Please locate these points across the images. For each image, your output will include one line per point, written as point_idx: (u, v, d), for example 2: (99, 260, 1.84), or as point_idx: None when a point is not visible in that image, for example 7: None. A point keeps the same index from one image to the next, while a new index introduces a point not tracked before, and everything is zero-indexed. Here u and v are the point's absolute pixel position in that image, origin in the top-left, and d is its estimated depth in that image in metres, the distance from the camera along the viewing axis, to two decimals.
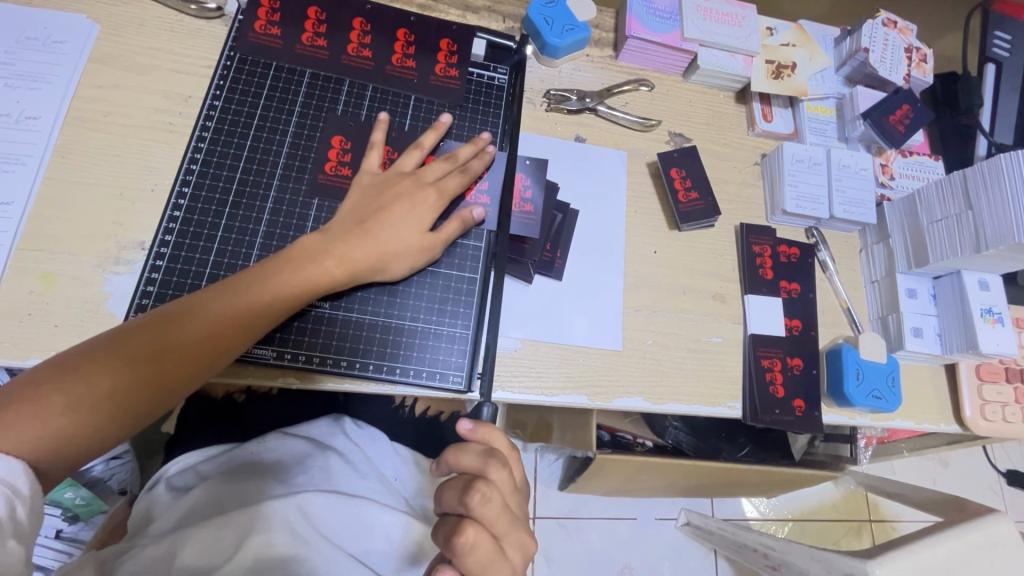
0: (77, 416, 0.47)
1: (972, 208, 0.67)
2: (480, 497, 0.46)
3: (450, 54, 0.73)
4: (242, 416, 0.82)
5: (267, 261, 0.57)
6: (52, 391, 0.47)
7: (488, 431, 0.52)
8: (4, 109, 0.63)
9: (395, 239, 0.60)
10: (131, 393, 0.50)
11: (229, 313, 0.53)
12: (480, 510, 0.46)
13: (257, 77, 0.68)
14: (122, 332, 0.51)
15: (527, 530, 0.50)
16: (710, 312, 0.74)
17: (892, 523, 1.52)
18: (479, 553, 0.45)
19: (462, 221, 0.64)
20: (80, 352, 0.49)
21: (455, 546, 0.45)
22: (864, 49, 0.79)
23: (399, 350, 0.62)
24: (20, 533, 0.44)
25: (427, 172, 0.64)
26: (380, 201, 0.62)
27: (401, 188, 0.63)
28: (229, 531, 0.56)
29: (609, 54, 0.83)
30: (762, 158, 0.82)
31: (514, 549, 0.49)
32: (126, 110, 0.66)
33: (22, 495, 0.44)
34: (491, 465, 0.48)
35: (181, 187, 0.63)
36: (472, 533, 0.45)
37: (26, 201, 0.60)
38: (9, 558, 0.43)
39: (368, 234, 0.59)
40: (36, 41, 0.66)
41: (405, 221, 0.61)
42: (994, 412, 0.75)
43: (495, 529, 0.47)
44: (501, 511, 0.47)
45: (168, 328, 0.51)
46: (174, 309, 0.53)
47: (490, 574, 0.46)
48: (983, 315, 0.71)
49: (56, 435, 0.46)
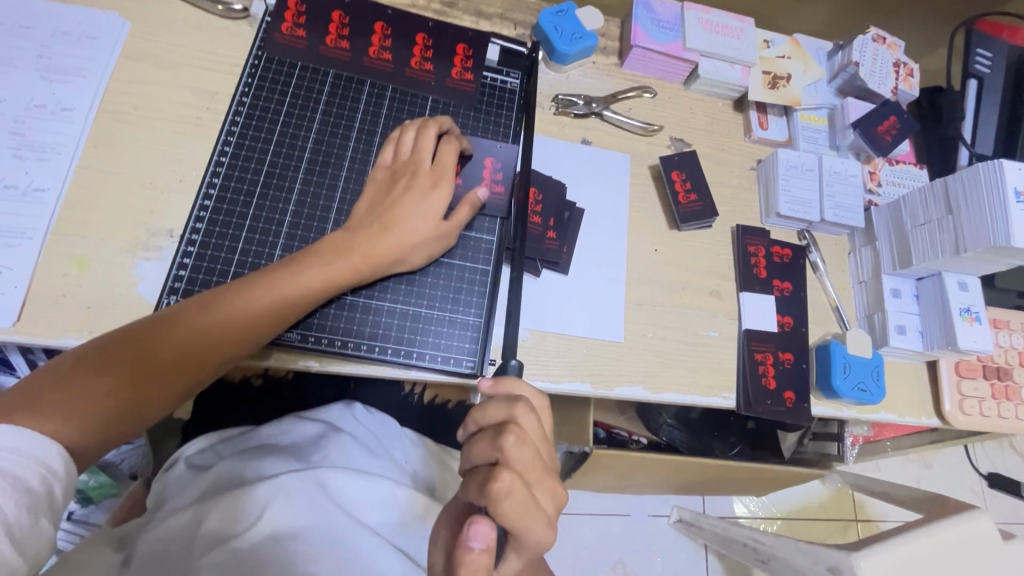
0: (120, 399, 0.51)
1: (952, 213, 0.72)
2: (514, 440, 0.50)
3: (465, 58, 0.77)
4: (255, 401, 0.85)
5: (290, 258, 0.60)
6: (97, 375, 0.50)
7: (510, 385, 0.56)
8: (39, 100, 0.66)
9: (405, 226, 0.63)
10: (167, 378, 0.53)
11: (263, 306, 0.56)
12: (514, 453, 0.50)
13: (284, 76, 0.72)
14: (151, 321, 0.54)
15: (555, 480, 0.53)
16: (707, 309, 0.78)
17: (878, 522, 1.57)
18: (515, 495, 0.48)
19: (470, 206, 0.67)
20: (119, 338, 0.52)
21: (492, 490, 0.48)
22: (854, 62, 0.84)
23: (415, 335, 0.65)
24: (52, 512, 0.46)
25: (434, 159, 0.67)
26: (392, 195, 0.64)
27: (410, 179, 0.65)
28: (251, 500, 0.59)
29: (614, 62, 0.87)
30: (757, 163, 0.87)
31: (545, 495, 0.52)
32: (156, 104, 0.69)
33: (57, 475, 0.47)
34: (520, 410, 0.52)
35: (211, 178, 0.66)
36: (507, 475, 0.48)
37: (60, 188, 0.63)
38: (39, 535, 0.46)
39: (382, 226, 0.62)
40: (71, 37, 0.69)
41: (416, 212, 0.64)
42: (972, 407, 0.79)
43: (529, 476, 0.50)
44: (532, 455, 0.51)
45: (204, 318, 0.55)
46: (209, 299, 0.56)
47: (526, 517, 0.49)
48: (962, 314, 0.76)
49: (101, 419, 0.50)
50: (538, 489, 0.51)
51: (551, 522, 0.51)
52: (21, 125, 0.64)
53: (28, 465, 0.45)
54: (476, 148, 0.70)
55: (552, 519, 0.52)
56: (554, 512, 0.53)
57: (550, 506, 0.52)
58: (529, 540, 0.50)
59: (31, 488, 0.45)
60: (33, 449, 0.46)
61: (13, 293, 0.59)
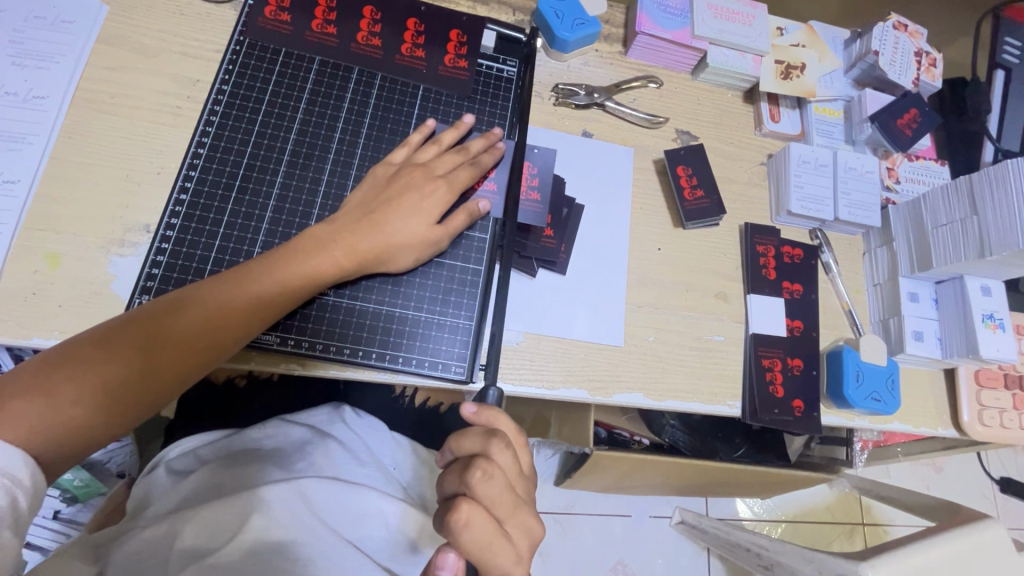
0: (89, 404, 0.47)
1: (976, 213, 0.68)
2: (480, 474, 0.47)
3: (460, 45, 0.73)
4: (241, 402, 0.83)
5: (270, 253, 0.57)
6: (64, 379, 0.47)
7: (491, 414, 0.53)
8: (11, 87, 0.63)
9: (401, 230, 0.60)
10: (140, 381, 0.50)
11: (243, 302, 0.54)
12: (480, 487, 0.47)
13: (266, 63, 0.68)
14: (122, 322, 0.50)
15: (528, 514, 0.50)
16: (712, 311, 0.74)
17: (885, 527, 1.53)
18: (477, 530, 0.45)
19: (468, 214, 0.64)
20: (88, 340, 0.49)
21: (451, 523, 0.45)
22: (874, 52, 0.79)
23: (402, 339, 0.62)
24: (16, 525, 0.42)
25: (438, 164, 0.64)
26: (388, 193, 0.61)
27: (411, 179, 0.62)
28: (230, 512, 0.56)
29: (618, 50, 0.82)
30: (768, 157, 0.82)
31: (514, 529, 0.49)
32: (134, 92, 0.66)
33: (21, 485, 0.43)
34: (493, 444, 0.50)
35: (189, 170, 0.63)
36: (468, 508, 0.46)
37: (32, 180, 0.60)
38: (1, 550, 0.41)
39: (376, 225, 0.59)
40: (45, 21, 0.66)
41: (411, 213, 0.61)
42: (992, 418, 0.75)
43: (496, 511, 0.47)
44: (501, 490, 0.48)
45: (178, 317, 0.52)
46: (184, 298, 0.53)
47: (489, 553, 0.46)
48: (984, 321, 0.71)
49: (69, 423, 0.46)
50: (508, 523, 0.49)
51: (519, 558, 0.48)
52: None
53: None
54: (471, 146, 0.67)
55: (521, 556, 0.49)
56: (526, 548, 0.50)
57: (520, 542, 0.49)
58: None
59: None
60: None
61: None
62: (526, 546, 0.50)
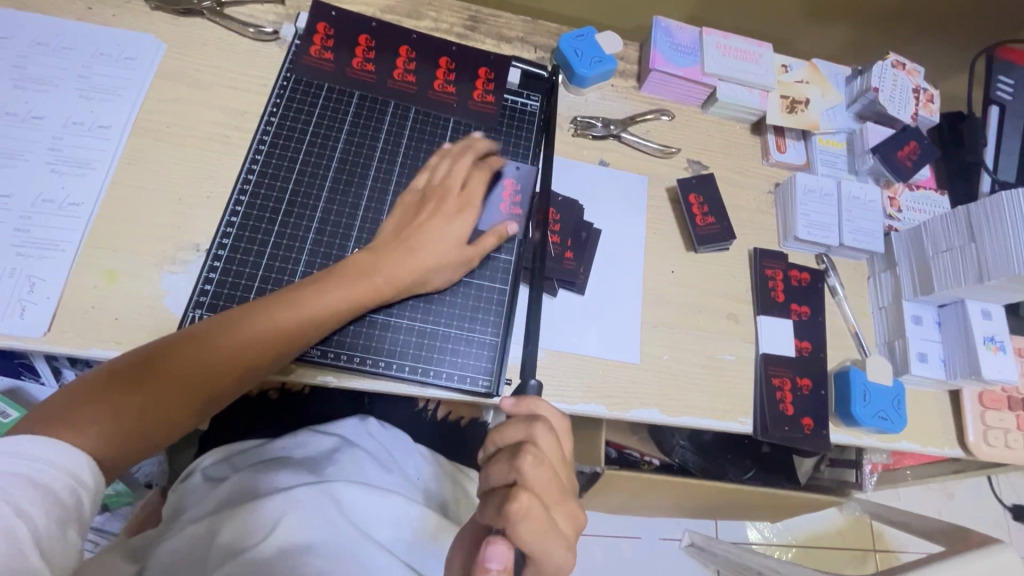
0: (146, 415, 0.51)
1: (975, 240, 0.71)
2: (532, 459, 0.50)
3: (487, 81, 0.79)
4: (271, 412, 0.86)
5: (314, 277, 0.61)
6: (125, 391, 0.51)
7: (531, 403, 0.56)
8: (78, 118, 0.68)
9: (434, 257, 0.64)
10: (192, 394, 0.54)
11: (287, 323, 0.57)
12: (531, 473, 0.49)
13: (310, 96, 0.74)
14: (177, 338, 0.54)
15: (573, 502, 0.52)
16: (723, 331, 0.77)
17: (897, 554, 1.52)
18: (534, 518, 0.47)
19: (497, 235, 0.68)
20: (146, 354, 0.53)
21: (509, 511, 0.47)
22: (874, 87, 0.84)
23: (432, 353, 0.66)
24: (80, 522, 0.45)
25: (468, 190, 0.68)
26: (424, 220, 0.66)
27: (444, 208, 0.67)
28: (266, 514, 0.60)
29: (632, 85, 0.88)
30: (775, 186, 0.87)
31: (564, 517, 0.50)
32: (188, 122, 0.71)
33: (85, 485, 0.47)
34: (539, 431, 0.53)
35: (239, 195, 0.68)
36: (525, 497, 0.47)
37: (94, 202, 0.65)
38: (67, 547, 0.44)
39: (411, 250, 0.64)
40: (110, 58, 0.72)
41: (444, 240, 0.65)
42: (997, 438, 0.78)
43: (546, 497, 0.49)
44: (550, 476, 0.50)
45: (228, 335, 0.55)
46: (234, 317, 0.56)
47: (542, 539, 0.48)
48: (985, 343, 0.74)
49: (127, 434, 0.50)
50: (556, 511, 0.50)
51: (570, 544, 0.50)
52: (60, 141, 0.67)
53: (56, 474, 0.45)
54: (499, 172, 0.71)
55: (569, 539, 0.51)
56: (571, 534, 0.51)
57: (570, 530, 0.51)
58: (546, 563, 0.49)
59: (59, 496, 0.44)
60: (60, 458, 0.46)
61: (45, 303, 0.61)
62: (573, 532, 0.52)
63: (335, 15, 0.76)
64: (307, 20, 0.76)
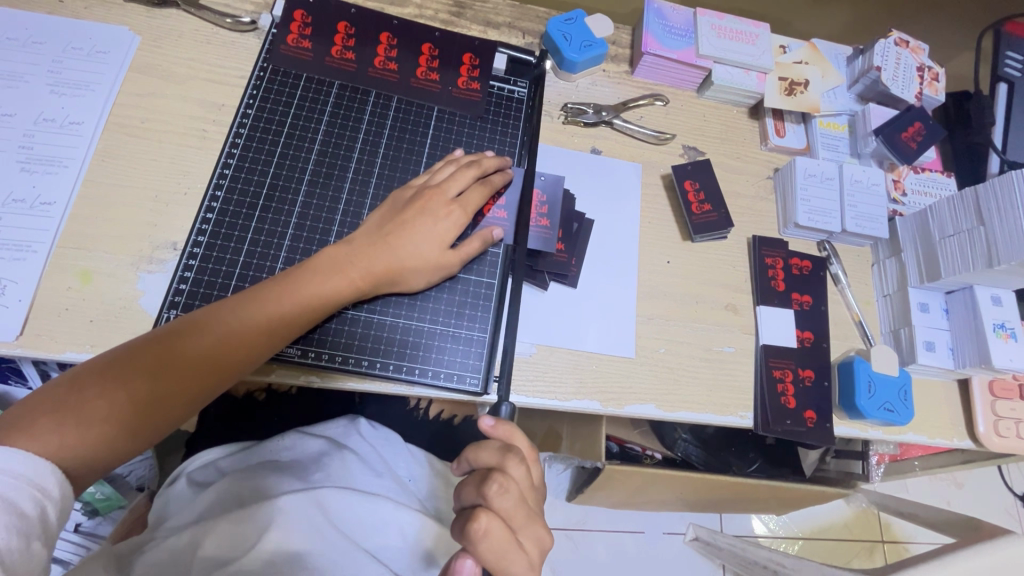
0: (114, 421, 0.49)
1: (983, 223, 0.68)
2: (497, 487, 0.48)
3: (472, 68, 0.76)
4: (261, 413, 0.85)
5: (288, 273, 0.59)
6: (92, 397, 0.49)
7: (507, 429, 0.53)
8: (49, 114, 0.66)
9: (414, 254, 0.62)
10: (162, 398, 0.51)
11: (261, 322, 0.55)
12: (495, 499, 0.47)
13: (288, 87, 0.71)
14: (147, 340, 0.53)
15: (541, 526, 0.51)
16: (722, 323, 0.75)
17: (906, 545, 1.50)
18: (493, 540, 0.46)
19: (482, 240, 0.66)
20: (114, 358, 0.51)
21: (469, 532, 0.46)
22: (876, 67, 0.81)
23: (418, 351, 0.63)
24: (46, 534, 0.44)
25: (450, 186, 0.65)
26: (405, 215, 0.63)
27: (426, 203, 0.64)
28: (251, 523, 0.58)
29: (625, 70, 0.85)
30: (774, 171, 0.84)
31: (528, 540, 0.49)
32: (163, 117, 0.69)
33: (50, 496, 0.45)
34: (509, 458, 0.50)
35: (214, 191, 0.66)
36: (486, 519, 0.46)
37: (67, 202, 0.63)
38: (30, 559, 0.43)
39: (390, 246, 0.61)
40: (81, 52, 0.70)
41: (425, 236, 0.63)
42: (1008, 428, 0.75)
43: (511, 522, 0.48)
44: (517, 502, 0.48)
45: (198, 336, 0.53)
46: (204, 317, 0.55)
47: (504, 562, 0.47)
48: (994, 330, 0.71)
49: (95, 441, 0.48)
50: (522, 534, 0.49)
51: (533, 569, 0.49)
52: (30, 138, 0.65)
53: (18, 484, 0.43)
54: (482, 161, 0.69)
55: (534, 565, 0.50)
56: (537, 557, 0.50)
57: (534, 552, 0.50)
58: None
59: (22, 509, 0.43)
60: (22, 468, 0.44)
61: (16, 306, 0.59)
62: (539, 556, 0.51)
63: (313, 3, 0.74)
64: (284, 8, 0.73)
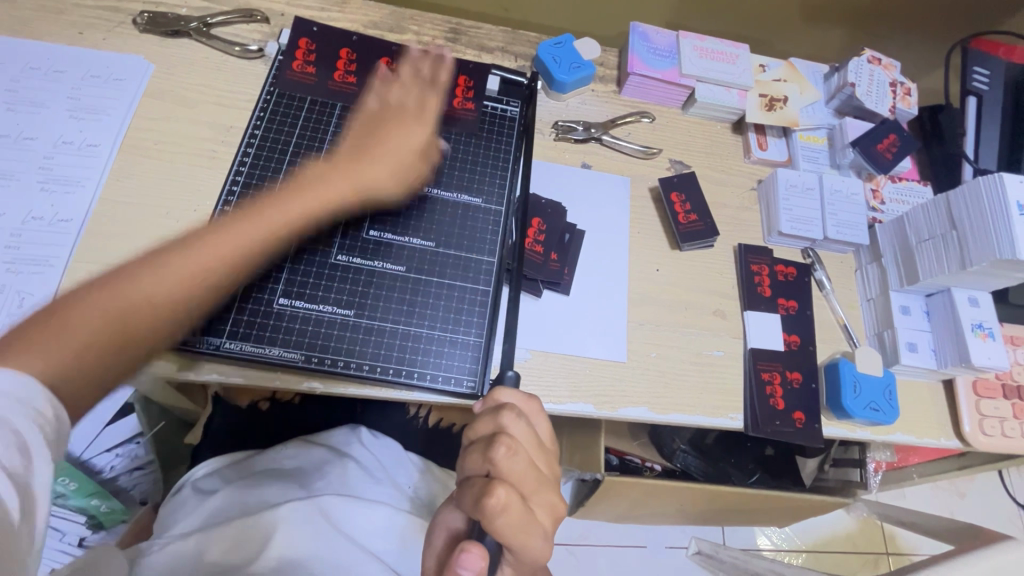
0: (93, 378, 0.46)
1: (956, 228, 0.71)
2: (506, 450, 0.49)
3: (465, 90, 0.80)
4: (264, 425, 0.87)
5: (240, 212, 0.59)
6: (66, 325, 0.45)
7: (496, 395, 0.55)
8: (67, 137, 0.70)
9: (394, 147, 0.69)
10: (172, 288, 0.51)
11: (262, 230, 0.59)
12: (505, 464, 0.49)
13: (293, 109, 0.75)
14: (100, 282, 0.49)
15: (554, 492, 0.52)
16: (711, 328, 0.77)
17: (910, 556, 1.49)
18: (510, 512, 0.47)
19: (425, 162, 0.72)
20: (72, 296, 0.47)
21: (486, 507, 0.47)
22: (850, 83, 0.85)
23: (417, 356, 0.66)
24: (50, 444, 0.41)
25: (406, 99, 0.73)
26: (376, 131, 0.70)
27: (392, 118, 0.71)
28: (256, 530, 0.60)
29: (612, 90, 0.89)
30: (758, 183, 0.88)
31: (541, 507, 0.50)
32: (174, 139, 0.73)
33: (47, 419, 0.41)
34: (507, 419, 0.52)
35: (223, 206, 0.69)
36: (502, 492, 0.47)
37: (83, 219, 0.67)
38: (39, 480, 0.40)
39: (361, 158, 0.67)
40: (99, 79, 0.74)
41: (395, 138, 0.70)
42: (993, 427, 0.77)
43: (522, 487, 0.49)
44: (526, 466, 0.50)
45: (143, 278, 0.50)
46: (205, 231, 0.56)
47: (521, 533, 0.48)
48: (973, 330, 0.74)
49: (83, 350, 0.45)
50: (534, 501, 0.50)
51: (549, 537, 0.50)
52: (50, 160, 0.69)
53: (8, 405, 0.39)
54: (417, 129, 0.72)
55: (549, 532, 0.51)
56: (551, 525, 0.51)
57: (548, 520, 0.51)
58: (524, 556, 0.50)
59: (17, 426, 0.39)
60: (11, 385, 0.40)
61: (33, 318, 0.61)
62: (554, 523, 0.52)
63: (316, 31, 0.79)
64: (289, 36, 0.78)
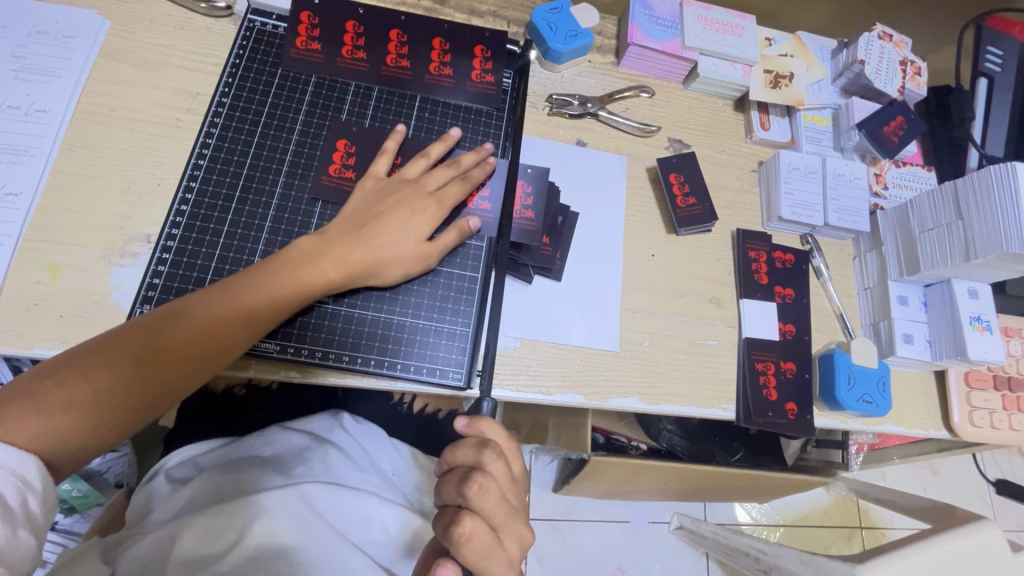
0: (97, 427, 0.49)
1: (961, 218, 0.69)
2: (477, 487, 0.47)
3: (443, 52, 0.74)
4: (242, 408, 0.84)
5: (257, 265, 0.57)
6: (78, 379, 0.48)
7: (484, 424, 0.53)
8: (14, 102, 0.64)
9: (390, 245, 0.61)
10: (188, 345, 0.52)
11: (284, 259, 0.58)
12: (475, 501, 0.47)
13: (265, 76, 0.70)
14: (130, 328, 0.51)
15: (522, 523, 0.51)
16: (706, 316, 0.75)
17: (883, 530, 1.53)
18: (477, 542, 0.46)
19: (459, 231, 0.65)
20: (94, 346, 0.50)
21: (452, 536, 0.46)
22: (860, 60, 0.81)
23: (399, 345, 0.63)
24: (32, 524, 0.45)
25: (429, 180, 0.65)
26: (380, 208, 0.63)
27: (403, 196, 0.64)
28: (231, 519, 0.57)
29: (611, 61, 0.84)
30: (759, 165, 0.84)
31: (510, 539, 0.49)
32: (134, 105, 0.67)
33: (32, 487, 0.45)
34: (488, 456, 0.50)
35: (189, 182, 0.64)
36: (470, 523, 0.46)
37: (34, 192, 0.61)
38: (21, 546, 0.44)
39: (366, 239, 0.60)
40: (48, 36, 0.67)
41: (400, 228, 0.62)
42: (982, 419, 0.76)
43: (493, 520, 0.48)
44: (497, 501, 0.48)
45: (168, 331, 0.52)
46: (208, 295, 0.54)
47: (486, 563, 0.47)
48: (971, 323, 0.73)
49: (87, 406, 0.48)
50: (504, 533, 0.49)
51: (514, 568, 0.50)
52: None
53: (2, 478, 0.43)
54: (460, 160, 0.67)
55: (516, 563, 0.50)
56: (518, 554, 0.51)
57: (514, 548, 0.50)
58: None
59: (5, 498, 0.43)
60: (5, 458, 0.44)
61: None
62: (520, 552, 0.51)
63: (320, 4, 0.72)
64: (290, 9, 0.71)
